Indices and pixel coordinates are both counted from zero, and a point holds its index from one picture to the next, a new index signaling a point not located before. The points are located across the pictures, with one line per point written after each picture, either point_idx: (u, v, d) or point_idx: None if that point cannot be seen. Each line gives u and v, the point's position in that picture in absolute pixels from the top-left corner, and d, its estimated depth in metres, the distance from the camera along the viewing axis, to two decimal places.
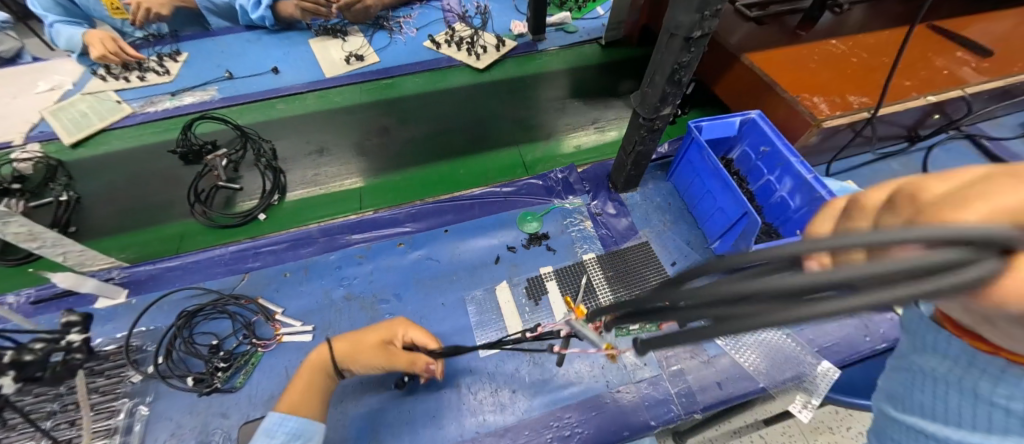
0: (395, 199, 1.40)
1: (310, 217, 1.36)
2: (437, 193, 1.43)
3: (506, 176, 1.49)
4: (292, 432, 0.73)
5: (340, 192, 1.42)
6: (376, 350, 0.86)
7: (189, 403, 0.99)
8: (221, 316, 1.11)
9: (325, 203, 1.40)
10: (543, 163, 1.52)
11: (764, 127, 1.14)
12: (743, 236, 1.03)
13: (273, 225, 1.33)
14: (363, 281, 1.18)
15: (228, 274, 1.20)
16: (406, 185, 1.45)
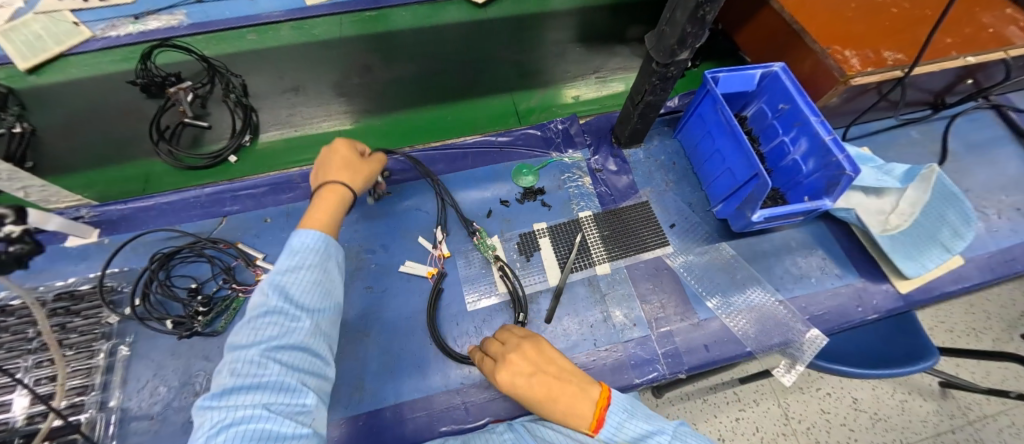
0: (373, 143, 1.34)
1: (279, 161, 1.29)
2: (420, 141, 1.35)
3: (496, 126, 1.41)
4: (316, 247, 0.72)
5: (315, 136, 1.34)
6: (342, 168, 0.86)
7: (171, 345, 0.98)
8: (199, 260, 1.06)
9: (296, 146, 1.32)
10: (537, 113, 1.45)
11: (785, 82, 1.04)
12: (750, 199, 0.97)
13: (246, 168, 1.27)
14: (348, 231, 1.12)
15: (205, 217, 1.14)
16: (385, 129, 1.36)
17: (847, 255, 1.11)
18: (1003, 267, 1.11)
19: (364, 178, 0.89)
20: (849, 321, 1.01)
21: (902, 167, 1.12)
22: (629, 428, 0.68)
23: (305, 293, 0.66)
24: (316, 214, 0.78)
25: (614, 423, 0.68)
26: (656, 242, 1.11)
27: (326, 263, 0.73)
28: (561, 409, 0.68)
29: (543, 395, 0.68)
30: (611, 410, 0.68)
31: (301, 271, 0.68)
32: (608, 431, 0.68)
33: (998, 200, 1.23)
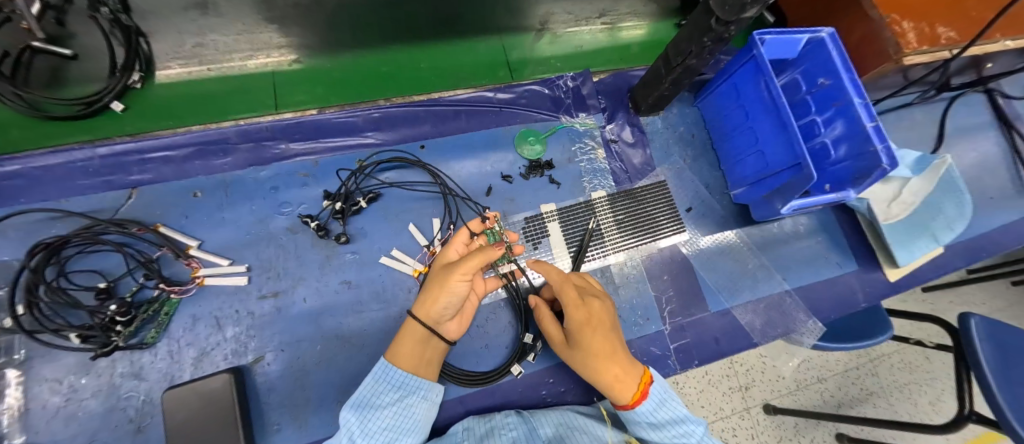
0: (323, 94, 1.07)
1: (196, 112, 1.00)
2: (384, 94, 1.11)
3: (483, 78, 1.18)
4: (397, 385, 0.67)
5: (244, 79, 1.04)
6: (444, 275, 0.68)
7: (83, 363, 0.75)
8: (106, 250, 0.80)
9: (221, 92, 1.02)
10: (531, 65, 1.23)
11: (830, 54, 0.90)
12: (782, 190, 0.89)
13: (143, 120, 0.97)
14: (311, 210, 0.89)
15: (102, 188, 0.84)
16: (341, 77, 1.10)
17: (847, 242, 1.11)
18: (974, 254, 1.17)
19: (463, 289, 0.68)
20: (845, 308, 1.04)
21: (917, 154, 1.08)
22: (667, 410, 0.69)
23: (380, 431, 0.62)
24: (404, 345, 0.70)
25: (653, 401, 0.68)
26: (672, 227, 1.02)
27: (409, 408, 0.66)
28: (613, 376, 0.68)
29: (605, 355, 0.69)
30: (649, 395, 0.68)
31: (386, 394, 0.66)
32: (648, 407, 0.68)
33: (980, 186, 1.26)
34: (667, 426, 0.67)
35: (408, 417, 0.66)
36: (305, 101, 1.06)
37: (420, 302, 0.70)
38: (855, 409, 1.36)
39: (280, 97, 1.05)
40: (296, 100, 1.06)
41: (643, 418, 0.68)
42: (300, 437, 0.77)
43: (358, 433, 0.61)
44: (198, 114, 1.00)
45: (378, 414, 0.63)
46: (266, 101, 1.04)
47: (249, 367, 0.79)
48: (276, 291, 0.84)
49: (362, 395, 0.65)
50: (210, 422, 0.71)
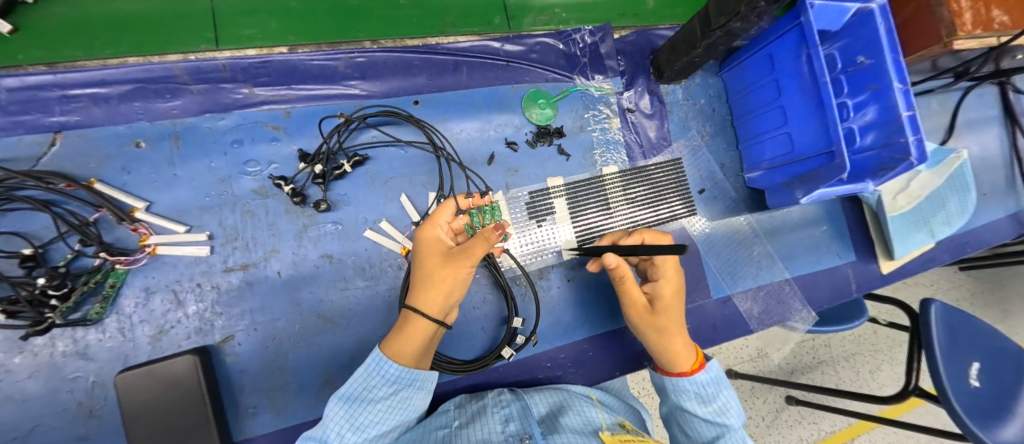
0: (277, 28, 0.89)
1: (115, 41, 0.82)
2: (349, 34, 0.93)
3: (474, 25, 1.00)
4: (391, 380, 0.59)
5: (177, 1, 0.85)
6: (447, 265, 0.63)
7: (11, 340, 0.64)
8: (27, 208, 0.66)
9: (149, 18, 0.84)
10: (532, 13, 1.05)
11: (878, 28, 0.75)
12: (806, 179, 0.83)
13: (47, 46, 0.79)
14: (284, 171, 0.77)
15: (15, 130, 0.67)
16: (300, 9, 0.91)
17: (850, 233, 1.09)
18: (970, 248, 1.17)
19: (467, 277, 0.65)
20: (839, 298, 1.05)
21: (932, 148, 1.07)
22: (720, 390, 0.63)
23: (372, 426, 0.57)
24: (407, 340, 0.62)
25: (710, 377, 0.63)
26: (683, 210, 0.97)
27: (405, 400, 0.60)
28: (679, 348, 0.63)
29: (664, 330, 0.65)
30: (708, 370, 0.63)
31: (380, 388, 0.59)
32: (702, 379, 0.63)
33: (996, 177, 1.21)
34: (709, 400, 0.63)
35: (403, 409, 0.60)
36: (255, 37, 0.88)
37: (420, 294, 0.63)
38: (805, 375, 1.41)
39: (223, 29, 0.87)
40: (243, 35, 0.87)
41: (695, 387, 0.63)
42: (278, 421, 0.71)
43: (348, 427, 0.55)
44: (120, 44, 0.82)
45: (372, 403, 0.58)
46: (205, 34, 0.86)
47: (217, 347, 0.71)
48: (245, 263, 0.74)
49: (354, 387, 0.58)
50: (173, 410, 0.62)
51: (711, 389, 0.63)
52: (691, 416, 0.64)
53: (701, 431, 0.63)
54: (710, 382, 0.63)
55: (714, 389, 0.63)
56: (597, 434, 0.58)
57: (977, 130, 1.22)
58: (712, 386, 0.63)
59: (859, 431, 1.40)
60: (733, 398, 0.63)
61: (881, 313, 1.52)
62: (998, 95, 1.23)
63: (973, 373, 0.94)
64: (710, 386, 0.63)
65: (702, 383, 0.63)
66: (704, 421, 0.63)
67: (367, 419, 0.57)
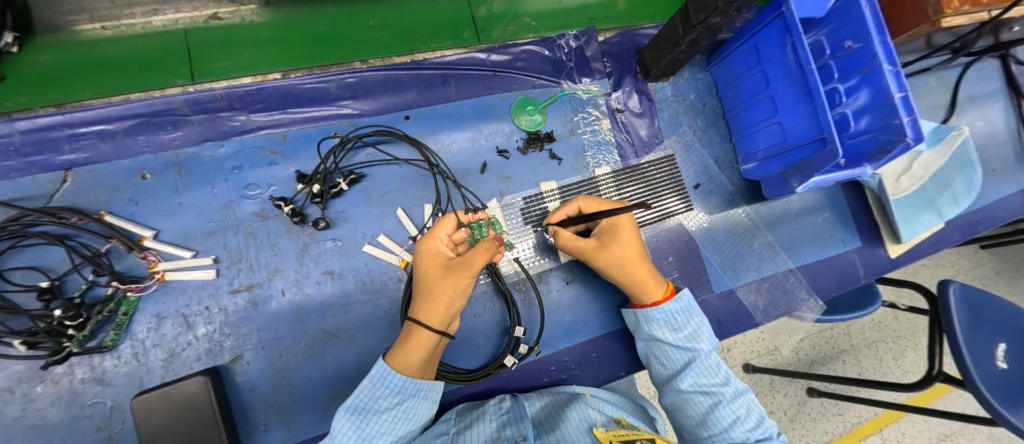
0: (250, 59, 0.93)
1: (94, 83, 0.86)
2: (316, 56, 0.97)
3: (443, 40, 1.04)
4: (396, 390, 0.61)
5: (152, 39, 0.90)
6: (449, 277, 0.64)
7: (33, 370, 0.67)
8: (43, 244, 0.69)
9: (126, 58, 0.88)
10: (501, 23, 1.08)
11: (862, 13, 0.74)
12: (801, 167, 0.82)
13: (29, 91, 0.83)
14: (284, 192, 0.79)
15: (29, 170, 0.71)
16: (271, 37, 0.95)
17: (854, 219, 1.08)
18: (982, 226, 1.14)
19: (468, 288, 0.66)
20: (847, 285, 1.03)
21: (931, 126, 1.05)
22: (689, 318, 0.73)
23: (379, 437, 0.58)
24: (412, 352, 0.63)
25: (678, 305, 0.73)
26: (679, 206, 0.97)
27: (411, 410, 0.62)
28: (643, 276, 0.74)
29: (629, 260, 0.73)
30: (676, 299, 0.73)
31: (385, 399, 0.60)
32: (673, 308, 0.73)
33: (1004, 152, 1.18)
34: (679, 328, 0.72)
35: (409, 418, 0.62)
36: (229, 68, 0.92)
37: (423, 307, 0.64)
38: (825, 366, 1.38)
39: (197, 62, 0.91)
40: (217, 67, 0.92)
41: (665, 316, 0.73)
42: (290, 436, 0.73)
43: (355, 437, 0.57)
44: (98, 84, 0.86)
45: (378, 415, 0.59)
46: (180, 69, 0.90)
47: (227, 367, 0.73)
48: (250, 284, 0.76)
49: (359, 398, 0.60)
50: (188, 429, 0.64)
51: (682, 318, 0.73)
52: (665, 345, 0.74)
53: (674, 357, 0.73)
54: (681, 313, 0.73)
55: (685, 319, 0.73)
56: (592, 432, 0.59)
57: (979, 105, 1.20)
58: (683, 316, 0.73)
59: (886, 421, 1.37)
60: (702, 325, 0.73)
61: (900, 299, 1.49)
62: (1000, 68, 1.20)
63: (999, 355, 0.92)
64: (682, 316, 0.73)
65: (672, 312, 0.73)
66: (677, 348, 0.72)
67: (373, 431, 0.58)
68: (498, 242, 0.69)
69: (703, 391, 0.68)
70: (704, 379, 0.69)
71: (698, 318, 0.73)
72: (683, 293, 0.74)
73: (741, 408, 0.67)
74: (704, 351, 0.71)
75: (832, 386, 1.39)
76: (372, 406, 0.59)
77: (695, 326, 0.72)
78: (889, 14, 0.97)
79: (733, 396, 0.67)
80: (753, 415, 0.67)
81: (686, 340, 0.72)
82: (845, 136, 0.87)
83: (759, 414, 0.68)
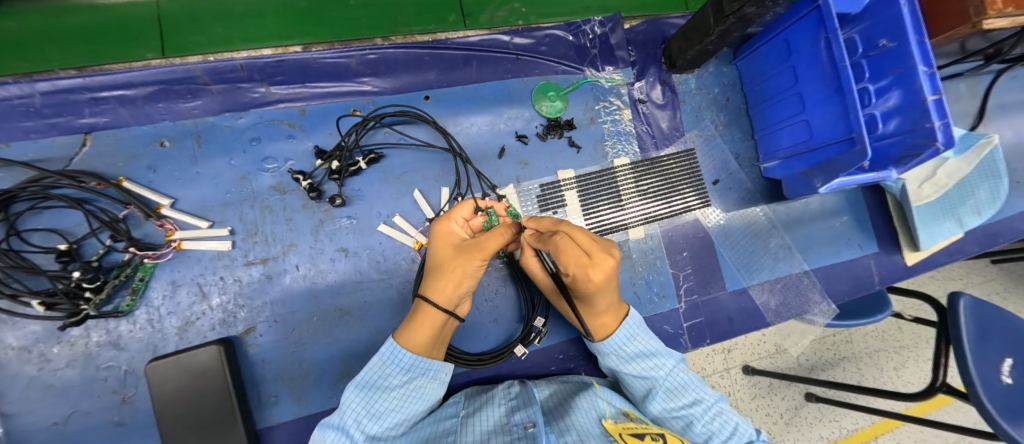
0: (223, 34, 0.91)
1: (60, 51, 0.84)
2: (289, 32, 0.94)
3: (428, 23, 1.01)
4: (407, 368, 0.61)
5: (120, 9, 0.87)
6: (459, 257, 0.63)
7: (50, 331, 0.68)
8: (62, 206, 0.69)
9: (98, 27, 0.86)
10: (489, 8, 1.04)
11: (901, 10, 0.71)
12: (825, 168, 0.80)
13: None
14: (302, 166, 0.79)
15: (49, 132, 0.71)
16: (246, 12, 0.92)
17: (872, 224, 1.06)
18: (1002, 238, 1.12)
19: (479, 271, 0.64)
20: (860, 290, 1.02)
21: (959, 133, 1.01)
22: (640, 343, 0.70)
23: (389, 414, 0.58)
24: (419, 330, 0.63)
25: (625, 335, 0.70)
26: (697, 201, 0.96)
27: (419, 389, 0.62)
28: (598, 318, 0.70)
29: (591, 310, 0.68)
30: (622, 328, 0.70)
31: (395, 376, 0.60)
32: (618, 340, 0.70)
33: None
34: (633, 357, 0.70)
35: (418, 397, 0.62)
36: (202, 43, 0.90)
37: (432, 284, 0.64)
38: (826, 372, 1.37)
39: (168, 35, 0.89)
40: (190, 42, 0.89)
41: (614, 350, 0.70)
42: (298, 409, 0.74)
43: (365, 414, 0.57)
44: (65, 56, 0.84)
45: (388, 389, 0.60)
46: (152, 41, 0.88)
47: (240, 338, 0.73)
48: (265, 257, 0.76)
49: (369, 374, 0.60)
50: (200, 397, 0.64)
51: (628, 348, 0.70)
52: (624, 376, 0.72)
53: (636, 385, 0.71)
54: (616, 346, 0.70)
55: (629, 348, 0.70)
56: (601, 423, 0.59)
57: (1009, 114, 1.16)
58: (630, 347, 0.70)
59: (884, 430, 1.36)
60: (654, 348, 0.70)
61: (907, 309, 1.48)
62: None
63: (1006, 370, 0.90)
64: (630, 348, 0.70)
65: (615, 348, 0.70)
66: (637, 378, 0.70)
67: (380, 409, 0.58)
68: (514, 229, 0.66)
69: (673, 415, 0.66)
70: (670, 403, 0.66)
71: (640, 344, 0.70)
72: (629, 321, 0.70)
73: (715, 421, 0.64)
74: (663, 372, 0.69)
75: (831, 392, 1.38)
76: (381, 381, 0.60)
77: (641, 355, 0.70)
78: (928, 12, 0.94)
79: (704, 411, 0.65)
80: (731, 425, 0.64)
81: (640, 369, 0.69)
82: (871, 137, 0.85)
83: (738, 421, 0.65)
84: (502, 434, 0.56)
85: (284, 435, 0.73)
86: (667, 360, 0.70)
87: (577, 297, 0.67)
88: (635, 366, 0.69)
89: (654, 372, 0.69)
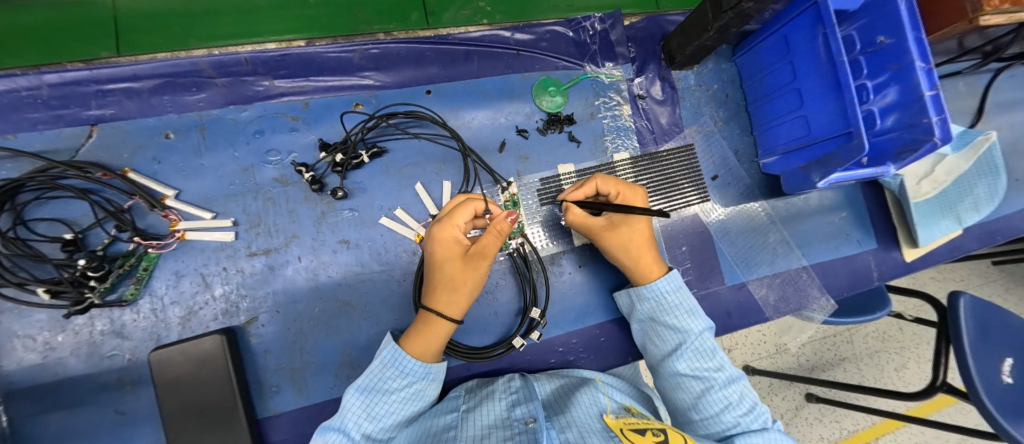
0: (179, 33, 0.90)
1: (13, 49, 0.84)
2: (243, 31, 0.93)
3: (388, 22, 1.00)
4: (406, 372, 0.61)
5: (75, 8, 0.87)
6: (469, 268, 0.65)
7: (51, 319, 0.69)
8: (68, 196, 0.70)
9: (52, 26, 0.86)
10: (453, 7, 1.03)
11: (897, 7, 0.72)
12: (823, 162, 0.81)
13: None
14: (305, 159, 0.80)
15: (56, 124, 0.72)
16: (203, 12, 0.91)
17: (871, 220, 1.07)
18: (1000, 236, 1.12)
19: (484, 277, 0.68)
20: (859, 286, 1.02)
21: (957, 130, 1.02)
22: (682, 297, 0.72)
23: (388, 416, 0.59)
24: (421, 342, 0.64)
25: (670, 284, 0.73)
26: (696, 197, 0.96)
27: (419, 392, 0.62)
28: (647, 258, 0.74)
29: (633, 244, 0.73)
30: (668, 278, 0.73)
31: (394, 380, 0.61)
32: (664, 286, 0.72)
33: None
34: (674, 308, 0.72)
35: (417, 399, 0.62)
36: (157, 43, 0.90)
37: (441, 298, 0.65)
38: (826, 373, 1.37)
39: (124, 35, 0.88)
40: (145, 41, 0.89)
41: (657, 295, 0.73)
42: (299, 399, 0.74)
43: (364, 416, 0.57)
44: (18, 53, 0.84)
45: (387, 393, 0.60)
46: (105, 40, 0.88)
47: (242, 328, 0.74)
48: (267, 249, 0.77)
49: (369, 378, 0.60)
50: (203, 386, 0.65)
51: (671, 294, 0.72)
52: (661, 326, 0.74)
53: (668, 338, 0.72)
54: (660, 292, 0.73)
55: (672, 297, 0.72)
56: (602, 418, 0.59)
57: (1008, 112, 1.17)
58: (673, 298, 0.72)
59: (883, 430, 1.36)
60: (694, 308, 0.72)
61: (907, 309, 1.48)
62: None
63: (1006, 369, 0.90)
64: (675, 298, 0.72)
65: (663, 291, 0.73)
66: (671, 331, 0.72)
67: (379, 412, 0.59)
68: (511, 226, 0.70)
69: (696, 375, 0.68)
70: (698, 363, 0.68)
71: (681, 297, 0.72)
72: (674, 274, 0.74)
73: (733, 394, 0.66)
74: (701, 333, 0.70)
75: (831, 392, 1.38)
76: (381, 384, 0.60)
77: (684, 306, 0.72)
78: (926, 10, 0.95)
79: (725, 381, 0.67)
80: (747, 401, 0.66)
81: (678, 322, 0.71)
82: (868, 133, 0.86)
83: (756, 402, 0.66)
84: (503, 428, 0.57)
85: (285, 425, 0.73)
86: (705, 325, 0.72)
87: (626, 236, 0.73)
88: (674, 318, 0.72)
89: (692, 327, 0.70)
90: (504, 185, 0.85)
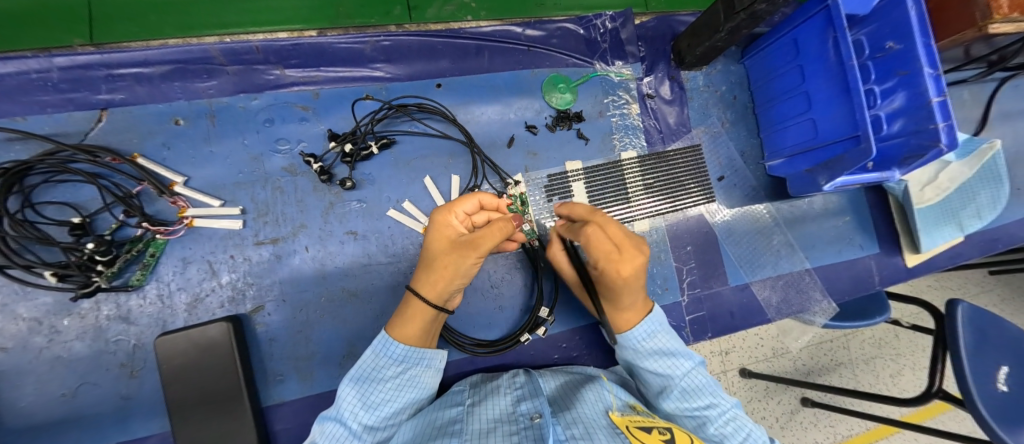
0: (154, 21, 0.87)
1: None
2: (219, 21, 0.90)
3: (369, 16, 0.96)
4: (400, 359, 0.61)
5: None
6: (453, 254, 0.60)
7: (53, 303, 0.68)
8: (76, 180, 0.70)
9: (28, 10, 0.83)
10: (437, 3, 1.00)
11: (907, 12, 0.72)
12: (829, 165, 0.81)
13: None
14: (313, 149, 0.80)
15: (65, 107, 0.72)
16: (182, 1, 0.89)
17: (874, 225, 1.07)
18: (1000, 245, 1.13)
19: (473, 268, 0.62)
20: (860, 290, 1.03)
21: (963, 138, 1.03)
22: (660, 341, 0.67)
23: (386, 404, 0.59)
24: (410, 321, 0.64)
25: (645, 331, 0.66)
26: (701, 197, 0.97)
27: (415, 377, 0.63)
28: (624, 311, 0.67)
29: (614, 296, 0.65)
30: (645, 323, 0.66)
31: (390, 368, 0.61)
32: (638, 335, 0.66)
33: None
34: (651, 353, 0.66)
35: (414, 386, 0.62)
36: (131, 31, 0.87)
37: (424, 278, 0.63)
38: (822, 378, 1.38)
39: (96, 21, 0.86)
40: (118, 29, 0.86)
41: (633, 343, 0.67)
42: (303, 388, 0.74)
43: (360, 405, 0.57)
44: None
45: (382, 381, 0.60)
46: (79, 26, 0.85)
47: (248, 317, 0.74)
48: (275, 238, 0.77)
49: (364, 367, 0.60)
50: (207, 372, 0.65)
51: (645, 344, 0.66)
52: (641, 371, 0.69)
53: (652, 381, 0.68)
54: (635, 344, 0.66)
55: (649, 344, 0.66)
56: (608, 414, 0.59)
57: (1011, 122, 1.17)
58: (649, 346, 0.66)
59: (877, 436, 1.37)
60: (674, 347, 0.67)
61: (905, 316, 1.49)
62: None
63: (1002, 378, 0.91)
64: (651, 345, 0.66)
65: (638, 341, 0.67)
66: (654, 375, 0.67)
67: (372, 399, 0.58)
68: (513, 225, 0.62)
69: (686, 416, 0.63)
70: (685, 403, 0.63)
71: (655, 344, 0.66)
72: (653, 319, 0.67)
73: (728, 427, 0.61)
74: (683, 372, 0.65)
75: (827, 397, 1.39)
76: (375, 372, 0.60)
77: (661, 351, 0.66)
78: (933, 17, 0.95)
79: (718, 416, 0.62)
80: (743, 431, 0.61)
81: (657, 366, 0.66)
82: (875, 138, 0.86)
83: (751, 427, 0.62)
84: (508, 423, 0.57)
85: (288, 415, 0.73)
86: (688, 361, 0.67)
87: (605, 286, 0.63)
88: (652, 364, 0.66)
89: (672, 370, 0.65)
90: (510, 182, 0.86)
